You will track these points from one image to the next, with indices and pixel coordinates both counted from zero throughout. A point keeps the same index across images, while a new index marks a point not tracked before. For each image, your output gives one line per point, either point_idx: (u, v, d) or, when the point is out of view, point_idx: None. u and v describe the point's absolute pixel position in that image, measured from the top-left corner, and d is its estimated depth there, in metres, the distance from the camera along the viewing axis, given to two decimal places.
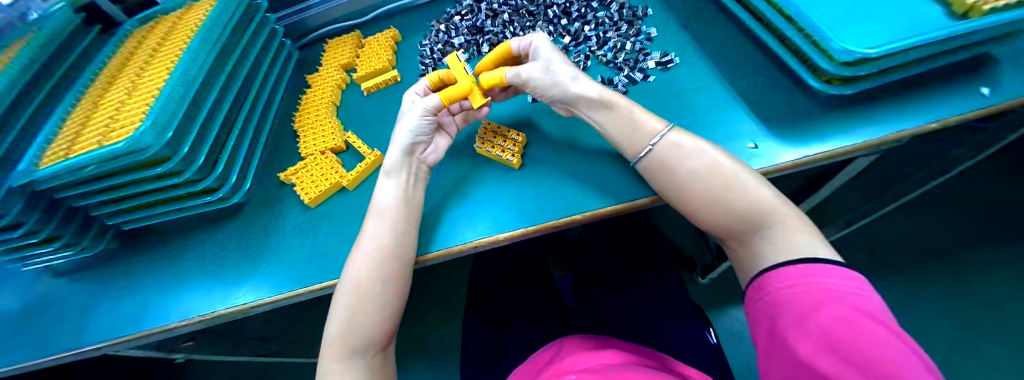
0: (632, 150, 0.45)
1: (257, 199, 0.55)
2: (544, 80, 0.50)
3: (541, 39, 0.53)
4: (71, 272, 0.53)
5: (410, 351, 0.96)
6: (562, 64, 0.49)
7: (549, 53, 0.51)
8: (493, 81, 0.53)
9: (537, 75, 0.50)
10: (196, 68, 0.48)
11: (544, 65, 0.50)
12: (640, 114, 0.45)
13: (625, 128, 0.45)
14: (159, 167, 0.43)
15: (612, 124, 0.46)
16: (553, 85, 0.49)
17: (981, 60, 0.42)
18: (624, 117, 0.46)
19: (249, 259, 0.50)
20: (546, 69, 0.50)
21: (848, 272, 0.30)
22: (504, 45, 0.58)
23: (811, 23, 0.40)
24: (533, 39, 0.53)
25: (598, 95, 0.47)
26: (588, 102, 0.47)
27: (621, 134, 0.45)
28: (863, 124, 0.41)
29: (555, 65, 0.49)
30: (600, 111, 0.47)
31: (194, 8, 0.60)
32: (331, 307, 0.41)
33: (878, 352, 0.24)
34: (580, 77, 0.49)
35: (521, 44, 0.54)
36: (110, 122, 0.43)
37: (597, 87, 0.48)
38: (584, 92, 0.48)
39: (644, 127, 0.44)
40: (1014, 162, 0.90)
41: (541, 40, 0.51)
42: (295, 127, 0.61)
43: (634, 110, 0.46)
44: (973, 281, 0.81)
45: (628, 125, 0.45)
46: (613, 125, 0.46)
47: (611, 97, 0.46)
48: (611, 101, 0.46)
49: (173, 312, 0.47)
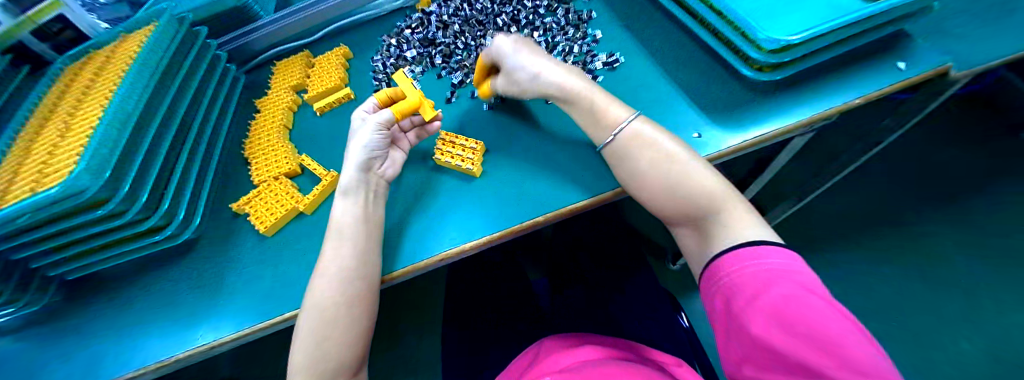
0: (598, 137, 0.45)
1: (211, 233, 0.53)
2: (514, 90, 0.52)
3: (499, 46, 0.53)
4: (15, 331, 0.48)
5: (396, 371, 0.94)
6: (519, 69, 0.50)
7: (508, 60, 0.51)
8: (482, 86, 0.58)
9: (507, 88, 0.53)
10: (133, 100, 0.46)
11: (508, 75, 0.52)
12: (602, 103, 0.45)
13: (586, 117, 0.46)
14: (100, 210, 0.40)
15: (575, 114, 0.47)
16: (523, 92, 0.52)
17: (887, 40, 0.46)
18: (586, 107, 0.46)
19: (206, 297, 0.47)
20: (509, 80, 0.52)
21: (788, 250, 0.32)
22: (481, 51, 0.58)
23: (737, 16, 0.43)
24: (492, 49, 0.54)
25: (558, 88, 0.48)
26: (554, 97, 0.49)
27: (586, 122, 0.46)
28: (798, 105, 0.44)
29: (518, 75, 0.51)
30: (565, 102, 0.49)
31: (129, 40, 0.57)
32: (295, 337, 0.39)
33: (821, 323, 0.25)
34: (540, 74, 0.49)
35: (485, 54, 0.55)
36: (43, 166, 0.39)
37: (558, 78, 0.48)
38: (548, 90, 0.49)
39: (606, 116, 0.45)
40: (946, 124, 0.96)
41: (500, 53, 0.52)
42: (247, 154, 0.59)
43: (592, 96, 0.46)
44: (922, 239, 0.84)
45: (590, 116, 0.46)
46: (576, 114, 0.47)
47: (572, 88, 0.47)
48: (570, 92, 0.47)
49: (126, 363, 0.44)
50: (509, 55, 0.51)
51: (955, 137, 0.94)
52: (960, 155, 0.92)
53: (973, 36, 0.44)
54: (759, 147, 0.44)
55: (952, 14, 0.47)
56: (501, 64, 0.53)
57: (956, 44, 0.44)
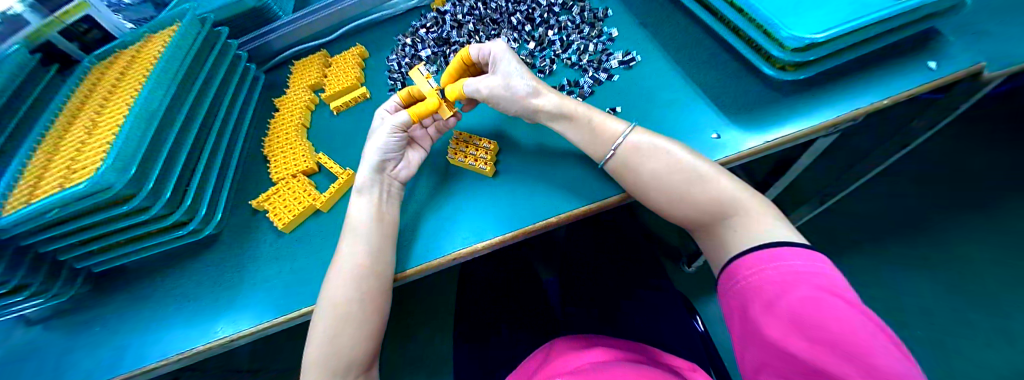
0: (596, 154, 0.44)
1: (231, 228, 0.54)
2: (505, 95, 0.48)
3: (498, 51, 0.50)
4: (45, 320, 0.50)
5: (408, 366, 0.95)
6: (521, 78, 0.47)
7: (508, 67, 0.48)
8: (453, 94, 0.52)
9: (497, 91, 0.48)
10: (157, 98, 0.47)
11: (504, 80, 0.48)
12: (599, 118, 0.45)
13: (584, 136, 0.45)
14: (126, 205, 0.41)
15: (573, 134, 0.46)
16: (514, 101, 0.48)
17: (916, 40, 0.44)
18: (584, 126, 0.45)
19: (226, 291, 0.48)
20: (505, 86, 0.48)
21: (811, 252, 0.30)
22: (463, 53, 0.55)
23: (760, 13, 0.42)
24: (493, 50, 0.50)
25: (556, 108, 0.46)
26: (546, 114, 0.47)
27: (583, 143, 0.45)
28: (820, 106, 0.43)
29: (515, 79, 0.47)
30: (560, 121, 0.47)
31: (154, 40, 0.59)
32: (308, 333, 0.39)
33: (845, 329, 0.24)
34: (539, 88, 0.47)
35: (484, 55, 0.52)
36: (71, 162, 0.40)
37: (556, 98, 0.47)
38: (543, 104, 0.47)
39: (604, 133, 0.44)
40: (971, 126, 0.94)
41: (500, 51, 0.49)
42: (266, 153, 0.60)
43: (593, 117, 0.45)
44: (949, 245, 0.82)
45: (588, 133, 0.45)
46: (574, 134, 0.46)
47: (569, 107, 0.46)
48: (570, 111, 0.46)
49: (149, 354, 0.45)
50: (512, 62, 0.48)
51: (979, 139, 0.92)
52: (991, 157, 0.88)
53: (1014, 33, 0.42)
54: (779, 149, 0.43)
55: (991, 11, 0.45)
56: (497, 70, 0.50)
57: (997, 42, 0.42)
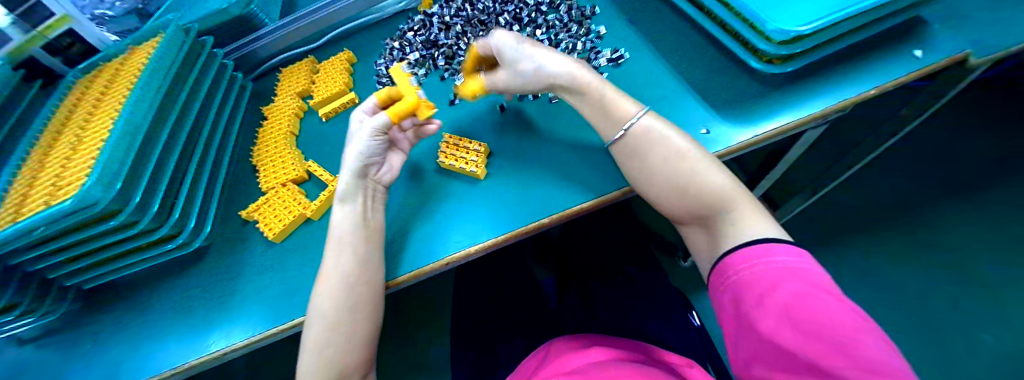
0: (605, 132, 0.45)
1: (221, 240, 0.54)
2: (517, 82, 0.50)
3: (498, 39, 0.50)
4: (36, 339, 0.49)
5: (409, 371, 0.94)
6: (523, 60, 0.47)
7: (511, 50, 0.48)
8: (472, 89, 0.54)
9: (508, 80, 0.50)
10: (142, 112, 0.46)
11: (513, 67, 0.49)
12: (613, 96, 0.45)
13: (595, 111, 0.45)
14: (113, 221, 0.41)
15: (588, 108, 0.46)
16: (528, 83, 0.49)
17: (903, 28, 0.44)
18: (596, 102, 0.45)
19: (218, 304, 0.48)
20: (513, 72, 0.49)
21: (798, 249, 0.31)
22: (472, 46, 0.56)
23: (746, 8, 0.42)
24: (492, 41, 0.51)
25: (571, 81, 0.46)
26: (563, 87, 0.48)
27: (594, 118, 0.46)
28: (808, 98, 0.43)
29: (522, 64, 0.48)
30: (575, 95, 0.47)
31: (138, 51, 0.58)
32: (302, 342, 0.39)
33: (836, 322, 0.24)
34: (548, 66, 0.47)
35: (484, 45, 0.53)
36: (56, 179, 0.39)
37: (570, 69, 0.46)
38: (557, 79, 0.47)
39: (616, 112, 0.44)
40: (958, 112, 0.95)
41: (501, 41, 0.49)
42: (255, 162, 0.59)
43: (606, 90, 0.45)
44: (939, 232, 0.83)
45: (599, 109, 0.45)
46: (588, 108, 0.46)
47: (582, 81, 0.46)
48: (583, 86, 0.46)
49: (143, 370, 0.44)
50: (512, 46, 0.48)
51: (966, 125, 0.93)
52: (975, 145, 0.90)
53: (996, 20, 0.43)
54: (769, 142, 0.43)
55: None
56: (501, 57, 0.50)
57: (982, 28, 0.43)
